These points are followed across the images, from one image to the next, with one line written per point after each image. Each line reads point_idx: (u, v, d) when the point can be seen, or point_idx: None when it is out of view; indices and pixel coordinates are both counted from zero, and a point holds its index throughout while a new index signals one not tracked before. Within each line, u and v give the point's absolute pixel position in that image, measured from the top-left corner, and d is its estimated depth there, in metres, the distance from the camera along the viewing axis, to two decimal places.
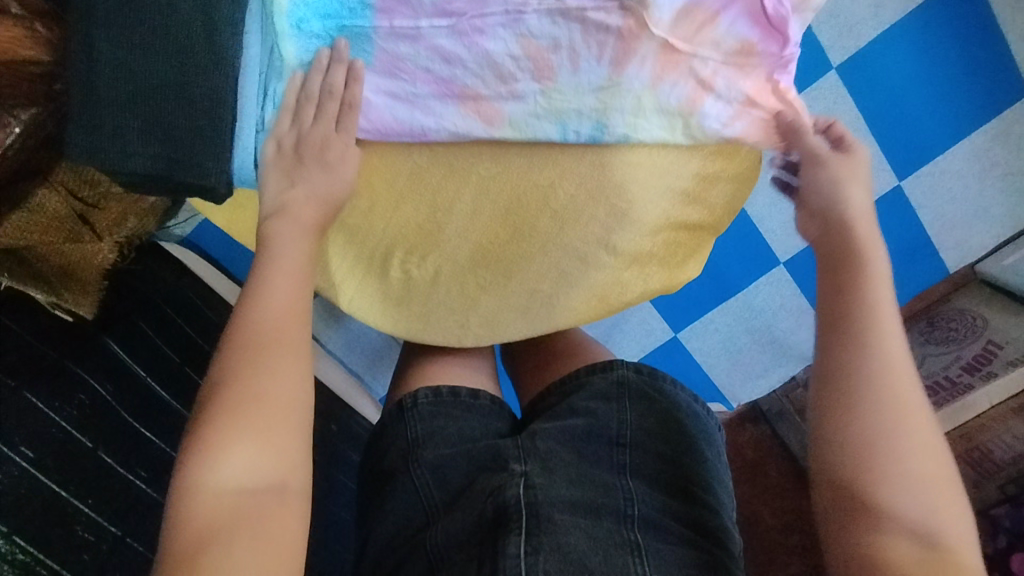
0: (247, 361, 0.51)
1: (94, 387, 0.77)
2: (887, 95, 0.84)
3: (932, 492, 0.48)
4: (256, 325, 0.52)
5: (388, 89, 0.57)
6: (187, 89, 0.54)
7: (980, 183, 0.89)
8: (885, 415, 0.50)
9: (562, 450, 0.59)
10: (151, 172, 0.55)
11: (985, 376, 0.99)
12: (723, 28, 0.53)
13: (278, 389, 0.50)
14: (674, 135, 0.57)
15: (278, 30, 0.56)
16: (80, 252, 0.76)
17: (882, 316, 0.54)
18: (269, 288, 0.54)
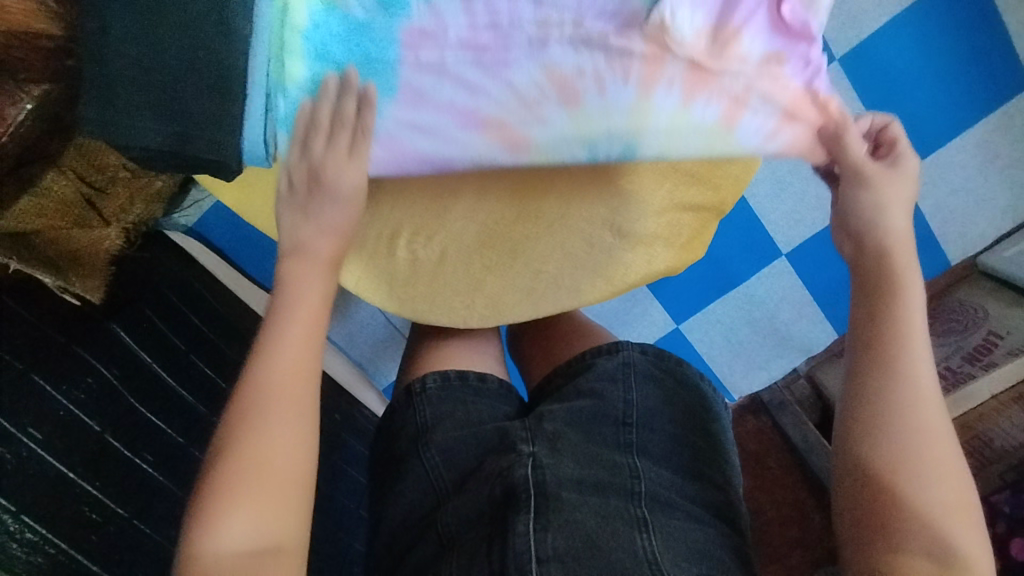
0: (256, 412, 0.51)
1: (101, 371, 0.85)
2: (892, 84, 0.97)
3: (959, 508, 0.47)
4: (266, 374, 0.53)
5: (408, 116, 0.56)
6: (200, 62, 0.52)
7: (983, 174, 1.03)
8: (912, 442, 0.49)
9: (565, 431, 0.58)
10: (165, 147, 0.53)
11: (985, 365, 1.08)
12: (749, 44, 0.52)
13: (281, 448, 0.50)
14: (715, 151, 0.56)
15: (293, 53, 0.54)
16: (88, 237, 0.86)
17: (913, 340, 0.53)
18: (281, 336, 0.55)
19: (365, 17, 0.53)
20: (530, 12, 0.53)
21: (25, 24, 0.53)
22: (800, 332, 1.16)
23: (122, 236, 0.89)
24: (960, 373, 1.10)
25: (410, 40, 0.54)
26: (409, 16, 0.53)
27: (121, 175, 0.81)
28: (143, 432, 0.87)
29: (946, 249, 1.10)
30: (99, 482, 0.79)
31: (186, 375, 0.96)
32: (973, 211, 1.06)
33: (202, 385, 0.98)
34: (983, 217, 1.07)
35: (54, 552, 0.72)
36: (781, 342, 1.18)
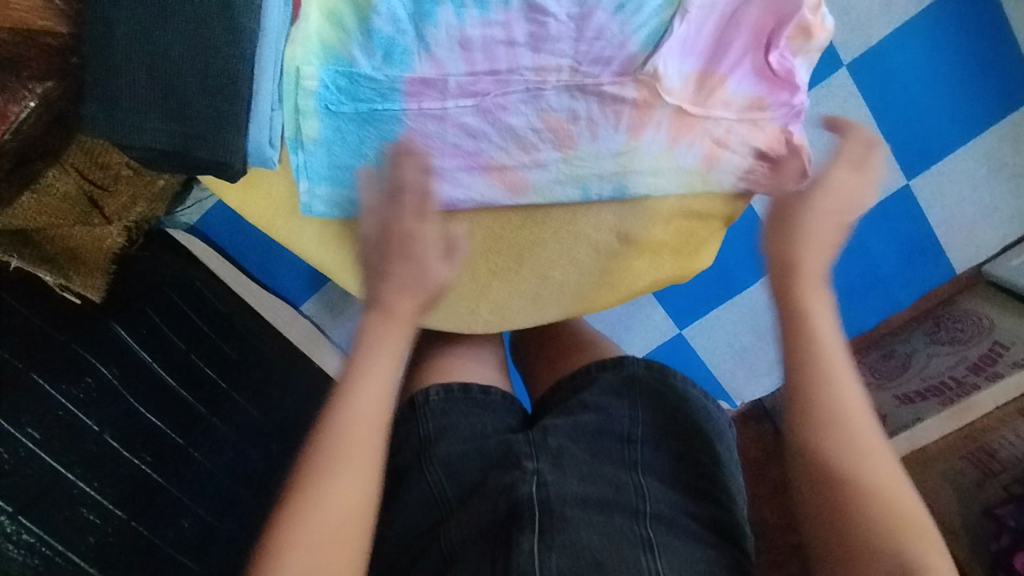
0: (324, 472, 0.48)
1: (101, 370, 0.85)
2: (900, 90, 0.97)
3: (914, 537, 0.45)
4: (338, 432, 0.49)
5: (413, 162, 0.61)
6: (206, 66, 0.51)
7: (989, 183, 1.02)
8: (846, 452, 0.48)
9: (568, 445, 0.57)
10: (164, 150, 0.53)
11: (990, 375, 1.00)
12: (733, 89, 0.60)
13: (351, 492, 0.48)
14: (695, 190, 0.64)
15: (305, 108, 0.58)
16: (89, 235, 0.83)
17: (829, 349, 0.53)
18: (355, 393, 0.52)
19: (371, 71, 0.58)
20: (529, 60, 0.59)
21: (29, 20, 0.52)
22: None
23: (123, 232, 0.87)
24: (964, 384, 1.02)
25: (411, 90, 0.59)
26: (413, 67, 0.59)
27: (125, 175, 0.81)
28: (142, 432, 0.86)
29: (951, 257, 1.09)
30: (97, 483, 0.79)
31: (188, 376, 0.94)
32: (978, 221, 1.06)
33: (203, 384, 0.96)
34: (988, 225, 1.06)
35: (50, 555, 0.71)
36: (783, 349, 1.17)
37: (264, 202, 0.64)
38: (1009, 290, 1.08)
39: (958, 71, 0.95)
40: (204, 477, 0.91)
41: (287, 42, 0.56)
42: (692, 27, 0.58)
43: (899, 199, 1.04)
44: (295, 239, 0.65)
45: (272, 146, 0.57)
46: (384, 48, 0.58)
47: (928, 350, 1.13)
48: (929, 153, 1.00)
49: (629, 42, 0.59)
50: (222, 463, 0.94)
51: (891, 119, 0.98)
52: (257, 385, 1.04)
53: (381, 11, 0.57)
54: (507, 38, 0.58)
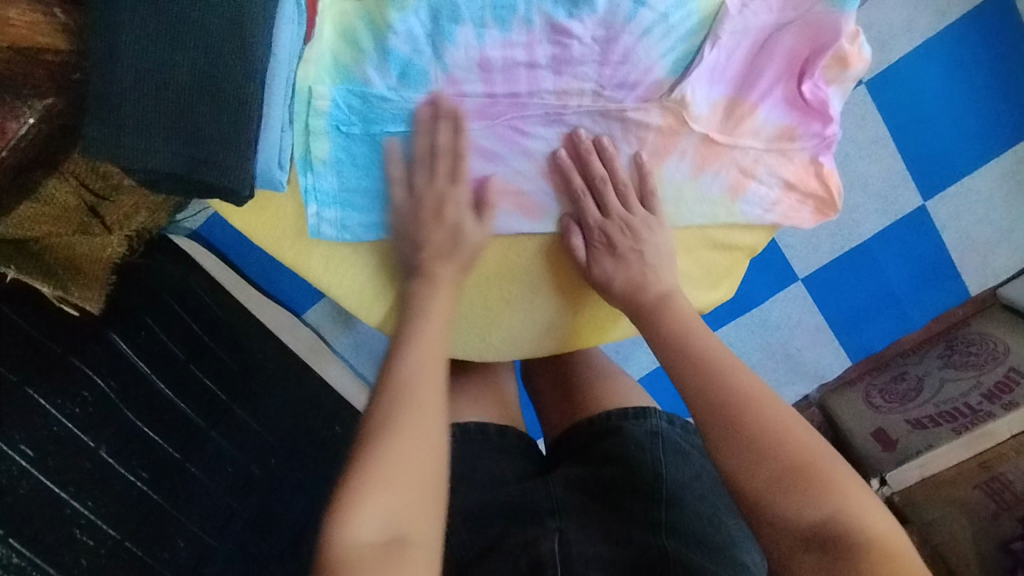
0: (403, 411, 0.48)
1: (97, 384, 0.82)
2: (921, 108, 0.94)
3: (814, 481, 0.46)
4: (410, 376, 0.50)
5: (405, 184, 0.58)
6: (215, 87, 0.49)
7: (1007, 205, 1.00)
8: (744, 446, 0.48)
9: (584, 504, 0.60)
10: (169, 174, 0.50)
11: (1005, 404, 0.97)
12: (762, 118, 0.59)
13: (421, 434, 0.47)
14: (719, 221, 0.62)
15: (316, 129, 0.56)
16: (90, 246, 0.83)
17: (707, 353, 0.54)
18: (422, 343, 0.53)
19: (385, 91, 0.56)
20: (550, 83, 0.57)
21: (29, 37, 0.49)
22: (812, 358, 1.13)
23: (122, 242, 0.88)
24: (978, 412, 0.99)
25: (426, 110, 0.57)
26: (429, 88, 0.56)
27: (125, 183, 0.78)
28: (141, 448, 0.83)
29: (967, 279, 1.06)
30: (92, 502, 0.76)
31: (187, 389, 0.92)
32: (994, 243, 1.03)
33: (202, 397, 0.93)
34: (1003, 251, 1.04)
35: None
36: (794, 368, 1.14)
37: (271, 224, 0.61)
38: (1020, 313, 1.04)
39: (977, 92, 0.94)
40: (203, 492, 0.88)
41: (300, 62, 0.53)
42: (724, 53, 0.56)
43: (916, 220, 1.01)
44: (301, 262, 0.62)
45: (281, 169, 0.55)
46: (399, 67, 0.55)
47: (940, 374, 1.07)
48: (947, 174, 0.98)
49: (654, 67, 0.57)
50: (220, 482, 0.91)
51: (908, 138, 0.96)
52: (258, 398, 1.01)
53: (398, 29, 0.54)
54: (529, 60, 0.56)
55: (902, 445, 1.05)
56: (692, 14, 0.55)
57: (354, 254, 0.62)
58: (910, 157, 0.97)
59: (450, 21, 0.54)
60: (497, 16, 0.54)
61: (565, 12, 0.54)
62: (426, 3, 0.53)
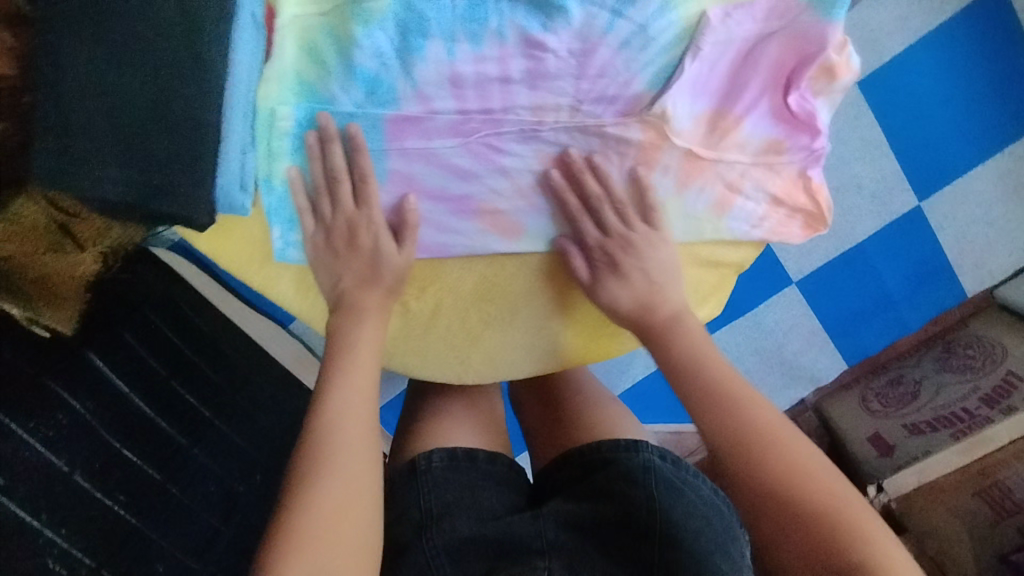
0: (327, 465, 0.48)
1: (74, 406, 0.77)
2: (913, 108, 0.91)
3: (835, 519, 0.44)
4: (334, 425, 0.50)
5: (312, 213, 0.56)
6: (166, 108, 0.46)
7: (1005, 204, 0.97)
8: (772, 490, 0.45)
9: (577, 543, 0.58)
10: (122, 202, 0.47)
11: (1003, 410, 0.94)
12: (747, 131, 0.57)
13: (348, 484, 0.48)
14: (705, 238, 0.60)
15: (279, 149, 0.54)
16: (60, 263, 0.67)
17: (732, 384, 0.51)
18: (349, 387, 0.52)
19: (353, 109, 0.53)
20: (525, 98, 0.55)
21: None
22: (809, 363, 1.10)
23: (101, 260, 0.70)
24: (976, 418, 0.97)
25: (394, 128, 0.55)
26: (397, 105, 0.54)
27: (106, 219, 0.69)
28: (120, 470, 0.81)
29: (963, 280, 1.02)
30: (66, 530, 0.73)
31: (168, 407, 0.90)
32: (992, 243, 0.99)
33: (183, 414, 0.92)
34: (1003, 249, 1.00)
35: None
36: (790, 372, 1.11)
37: (238, 248, 0.59)
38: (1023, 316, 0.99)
39: (975, 90, 0.90)
40: (183, 511, 0.89)
41: (260, 80, 0.51)
42: (706, 63, 0.54)
43: (909, 222, 0.98)
44: (270, 286, 0.60)
45: (243, 191, 0.52)
46: (367, 84, 0.53)
47: (936, 378, 1.06)
48: (940, 175, 0.95)
49: (634, 80, 0.54)
50: (195, 497, 0.91)
51: (903, 138, 0.93)
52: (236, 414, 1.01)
53: (364, 44, 0.51)
54: (502, 74, 0.53)
55: (899, 451, 1.03)
56: (673, 24, 0.53)
57: None
58: (905, 157, 0.94)
59: (418, 35, 0.51)
60: (467, 31, 0.52)
61: (539, 24, 0.52)
62: (393, 17, 0.51)
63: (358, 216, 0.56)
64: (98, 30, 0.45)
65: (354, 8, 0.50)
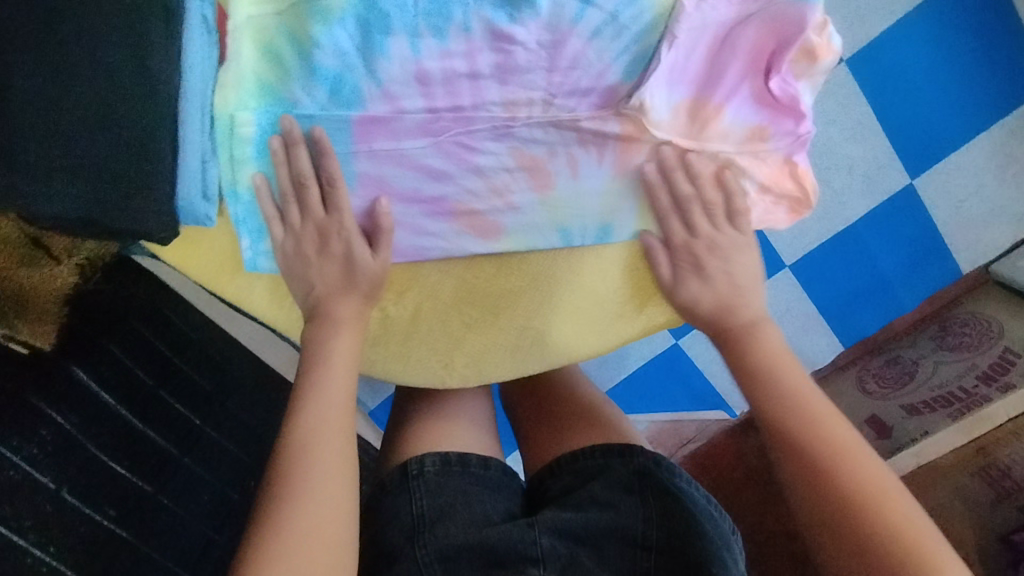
0: (295, 488, 0.46)
1: (57, 421, 0.74)
2: (901, 87, 0.83)
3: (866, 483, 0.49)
4: (305, 445, 0.48)
5: (280, 221, 0.54)
6: (116, 122, 0.45)
7: (1000, 181, 0.89)
8: (843, 499, 0.48)
9: (575, 552, 0.57)
10: (80, 219, 0.46)
11: (1002, 387, 0.93)
12: (730, 119, 0.54)
13: (325, 505, 0.46)
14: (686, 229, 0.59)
15: (241, 157, 0.51)
16: (37, 278, 0.71)
17: (808, 399, 0.54)
18: (323, 405, 0.51)
19: (316, 112, 0.51)
20: (496, 94, 0.53)
21: None
22: (807, 345, 1.07)
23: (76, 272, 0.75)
24: (974, 396, 0.96)
25: (362, 129, 0.52)
26: (363, 106, 0.52)
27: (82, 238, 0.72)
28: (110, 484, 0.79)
29: (957, 259, 0.96)
30: (53, 546, 0.71)
31: (160, 418, 0.86)
32: (988, 218, 0.93)
33: (177, 425, 0.88)
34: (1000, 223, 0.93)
35: None
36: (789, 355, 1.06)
37: (207, 260, 0.57)
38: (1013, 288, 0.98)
39: (968, 57, 0.82)
40: (180, 521, 0.86)
41: (217, 87, 0.49)
42: (681, 49, 0.52)
43: (899, 204, 0.92)
44: (243, 297, 0.58)
45: (207, 201, 0.51)
46: (330, 85, 0.51)
47: (933, 357, 1.04)
48: (935, 152, 0.87)
49: (608, 70, 0.53)
50: (190, 509, 0.88)
51: (892, 115, 0.85)
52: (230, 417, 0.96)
53: (323, 44, 0.49)
54: (470, 70, 0.51)
55: (898, 431, 1.03)
56: (646, 11, 0.51)
57: None
58: (895, 135, 0.87)
59: (380, 31, 0.49)
60: (432, 25, 0.49)
61: (506, 16, 0.49)
62: (353, 14, 0.48)
63: (328, 222, 0.54)
64: (41, 41, 0.42)
65: (310, 6, 0.48)
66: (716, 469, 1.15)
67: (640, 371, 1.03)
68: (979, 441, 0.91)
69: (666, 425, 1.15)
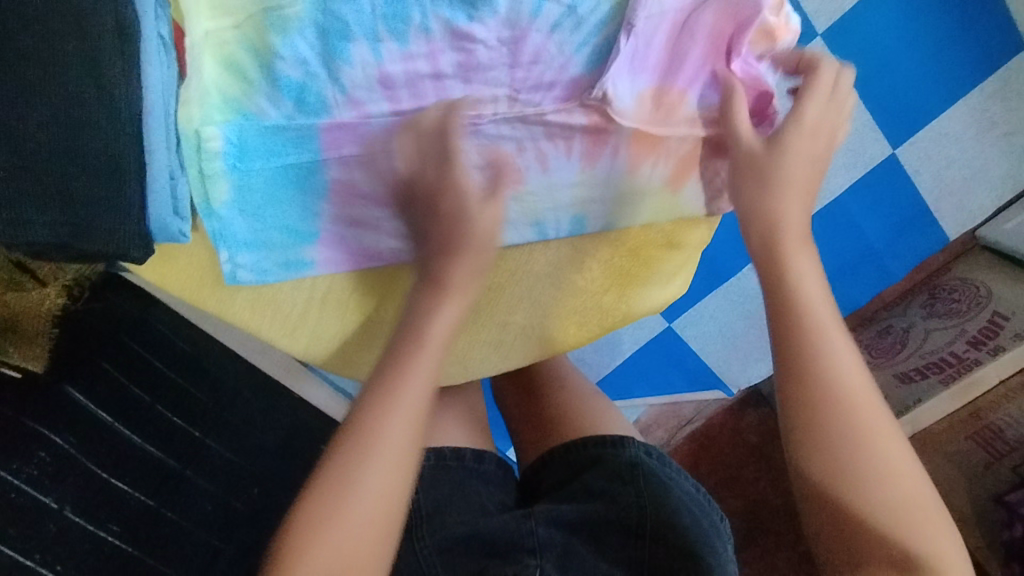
0: (355, 467, 0.44)
1: (55, 442, 0.75)
2: (880, 58, 0.81)
3: (918, 525, 0.44)
4: (373, 414, 0.45)
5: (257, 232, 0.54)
6: (81, 145, 0.45)
7: (980, 146, 0.88)
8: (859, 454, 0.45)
9: (570, 541, 0.57)
10: (52, 243, 0.46)
11: (992, 350, 0.93)
12: (694, 103, 0.55)
13: (386, 478, 0.44)
14: (661, 214, 0.60)
15: (211, 171, 0.51)
16: (24, 302, 0.74)
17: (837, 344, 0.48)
18: (403, 389, 0.47)
19: (283, 121, 0.51)
20: (460, 93, 0.53)
21: None
22: None
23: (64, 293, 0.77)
24: (965, 360, 0.95)
25: (330, 137, 0.53)
26: (329, 113, 0.52)
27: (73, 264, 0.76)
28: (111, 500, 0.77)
29: (943, 225, 0.95)
30: (60, 566, 0.72)
31: None
32: (971, 182, 0.91)
33: (174, 437, 0.84)
34: (982, 187, 0.92)
35: None
36: None
37: (186, 272, 0.57)
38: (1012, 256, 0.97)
39: (942, 27, 0.80)
40: (182, 538, 0.81)
41: (179, 104, 0.49)
42: (641, 38, 0.52)
43: (884, 174, 0.90)
44: (226, 310, 0.58)
45: (179, 217, 0.50)
46: (294, 94, 0.51)
47: (924, 326, 1.03)
48: (916, 121, 0.85)
49: (570, 63, 0.53)
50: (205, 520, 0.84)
51: (873, 88, 0.83)
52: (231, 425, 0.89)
53: (284, 54, 0.49)
54: (433, 70, 0.52)
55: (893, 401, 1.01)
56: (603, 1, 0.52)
57: (279, 293, 0.58)
58: (878, 110, 0.84)
59: (340, 38, 0.49)
60: (391, 29, 0.50)
61: (464, 15, 0.50)
62: (312, 22, 0.49)
63: None
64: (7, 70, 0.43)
65: (267, 17, 0.48)
66: (716, 447, 1.17)
67: (633, 358, 1.01)
68: (971, 404, 0.92)
69: (665, 408, 1.12)
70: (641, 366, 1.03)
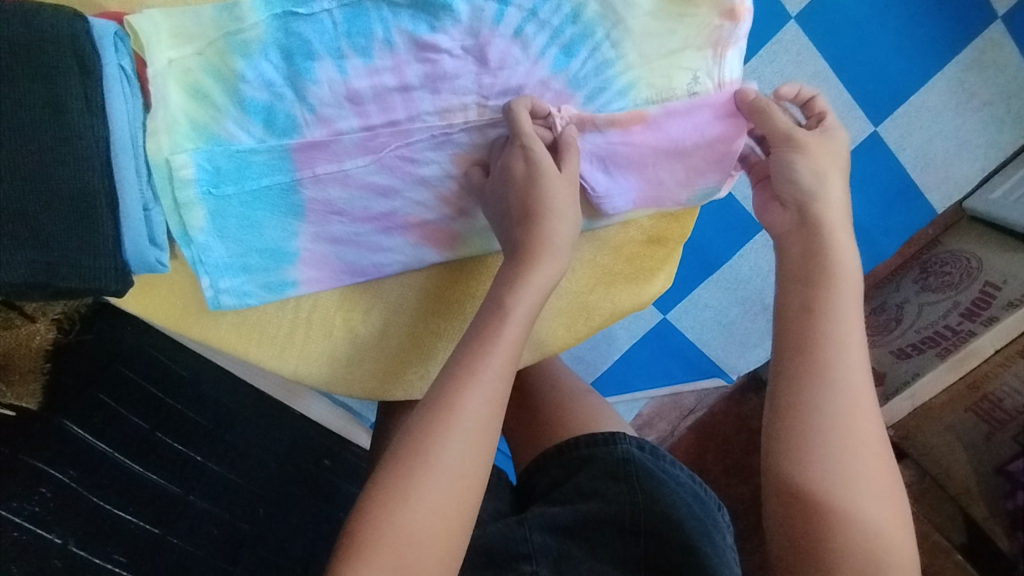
0: (434, 429, 0.43)
1: (55, 475, 0.73)
2: (853, 36, 0.80)
3: (867, 495, 0.43)
4: (482, 344, 0.46)
5: (237, 254, 0.54)
6: (52, 183, 0.45)
7: (961, 117, 0.87)
8: (830, 406, 0.45)
9: (565, 545, 0.56)
10: (30, 284, 0.46)
11: (985, 321, 0.90)
12: (659, 118, 0.57)
13: (477, 399, 0.44)
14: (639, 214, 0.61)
15: (185, 199, 0.51)
16: (14, 338, 0.72)
17: (832, 301, 0.48)
18: (485, 361, 0.45)
19: (255, 144, 0.52)
20: (429, 103, 0.54)
21: None
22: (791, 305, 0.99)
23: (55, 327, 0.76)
24: (959, 333, 0.92)
25: (302, 155, 0.53)
26: (300, 132, 0.53)
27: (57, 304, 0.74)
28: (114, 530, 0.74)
29: (930, 198, 0.94)
30: None
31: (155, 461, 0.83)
32: (954, 155, 0.90)
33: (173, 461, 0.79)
34: (967, 159, 0.91)
35: None
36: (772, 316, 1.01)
37: (168, 301, 0.57)
38: (1000, 225, 0.95)
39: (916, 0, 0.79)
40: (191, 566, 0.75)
41: (147, 134, 0.49)
42: (619, 134, 0.57)
43: (865, 152, 0.88)
44: (211, 335, 0.58)
45: (156, 247, 0.51)
46: (263, 116, 0.52)
47: (917, 300, 1.02)
48: (895, 97, 0.85)
49: (534, 67, 0.55)
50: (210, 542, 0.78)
51: (849, 68, 0.82)
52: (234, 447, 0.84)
53: (249, 77, 0.50)
54: (400, 83, 0.53)
55: (889, 377, 1.01)
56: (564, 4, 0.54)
57: (262, 316, 0.58)
58: (857, 91, 0.83)
59: (305, 57, 0.51)
60: (354, 45, 0.51)
61: (427, 27, 0.52)
62: (274, 43, 0.50)
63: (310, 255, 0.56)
64: None
65: (230, 43, 0.50)
66: (719, 433, 1.16)
67: (632, 351, 1.01)
68: (970, 374, 0.89)
69: (666, 398, 1.11)
70: (639, 360, 1.02)
